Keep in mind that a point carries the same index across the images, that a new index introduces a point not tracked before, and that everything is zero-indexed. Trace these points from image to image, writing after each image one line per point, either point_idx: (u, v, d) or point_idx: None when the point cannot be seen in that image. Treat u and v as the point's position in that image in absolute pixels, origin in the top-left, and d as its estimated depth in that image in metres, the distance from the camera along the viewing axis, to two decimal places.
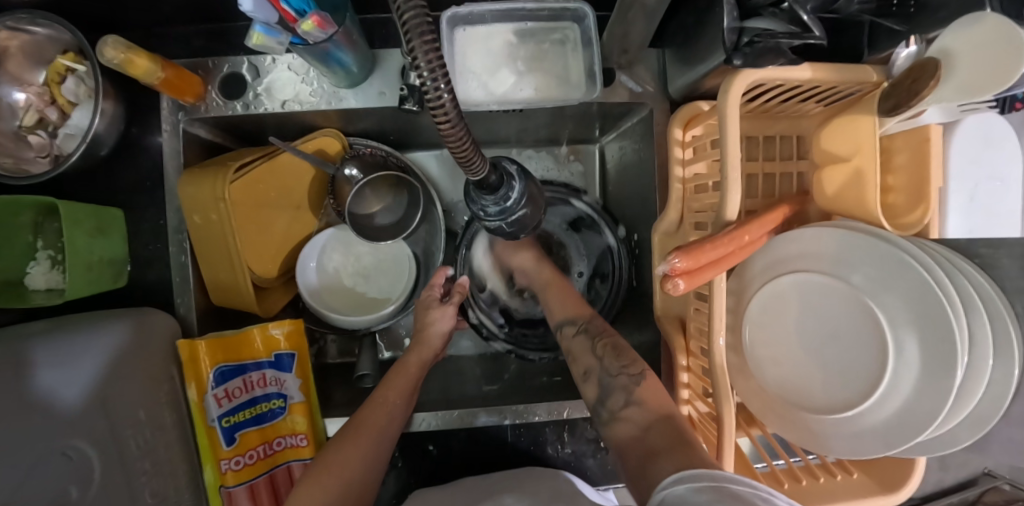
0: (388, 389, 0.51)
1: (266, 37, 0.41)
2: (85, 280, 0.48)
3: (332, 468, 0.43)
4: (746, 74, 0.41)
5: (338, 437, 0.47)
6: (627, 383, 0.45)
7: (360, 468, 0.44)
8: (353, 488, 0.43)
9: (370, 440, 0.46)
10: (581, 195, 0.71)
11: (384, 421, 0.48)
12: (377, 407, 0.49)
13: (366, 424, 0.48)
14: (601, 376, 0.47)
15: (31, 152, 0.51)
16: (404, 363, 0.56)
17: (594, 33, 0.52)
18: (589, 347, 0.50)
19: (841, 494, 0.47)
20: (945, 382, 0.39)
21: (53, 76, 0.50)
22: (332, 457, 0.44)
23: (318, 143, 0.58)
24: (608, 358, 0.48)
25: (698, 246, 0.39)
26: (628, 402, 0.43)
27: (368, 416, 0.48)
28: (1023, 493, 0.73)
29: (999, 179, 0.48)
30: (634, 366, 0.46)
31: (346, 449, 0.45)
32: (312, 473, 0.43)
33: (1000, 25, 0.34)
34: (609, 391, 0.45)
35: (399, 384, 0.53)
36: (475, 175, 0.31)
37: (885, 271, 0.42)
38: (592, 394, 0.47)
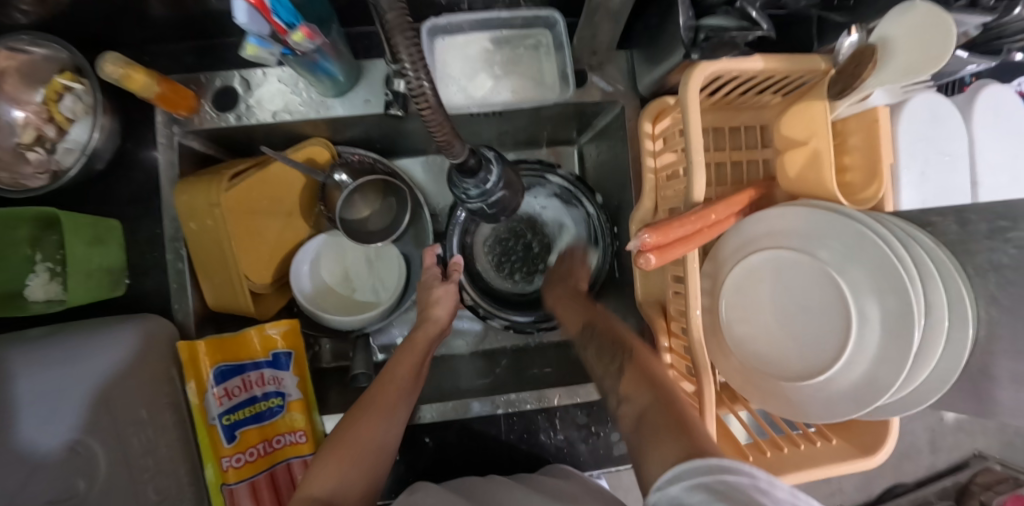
0: (395, 369, 0.53)
1: (259, 48, 0.43)
2: (84, 287, 0.49)
3: (347, 444, 0.45)
4: (703, 69, 0.44)
5: (349, 418, 0.48)
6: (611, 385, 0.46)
7: (376, 440, 0.46)
8: (369, 463, 0.44)
9: (383, 414, 0.48)
10: (556, 170, 0.71)
11: (393, 400, 0.50)
12: (386, 390, 0.51)
13: (377, 403, 0.49)
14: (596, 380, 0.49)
15: (30, 169, 0.53)
16: (413, 340, 0.58)
17: (565, 37, 0.56)
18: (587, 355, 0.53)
19: (822, 458, 0.49)
20: (906, 343, 0.41)
21: (51, 95, 0.53)
22: (348, 435, 0.46)
23: (308, 152, 0.60)
24: (595, 358, 0.51)
25: (666, 223, 0.42)
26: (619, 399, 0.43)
27: (379, 398, 0.50)
28: (1012, 472, 0.88)
29: (948, 155, 0.51)
30: (614, 361, 0.48)
31: (357, 427, 0.46)
32: (331, 450, 0.44)
33: (931, 11, 0.38)
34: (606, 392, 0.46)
35: (406, 363, 0.54)
36: (455, 158, 0.33)
37: (849, 243, 0.45)
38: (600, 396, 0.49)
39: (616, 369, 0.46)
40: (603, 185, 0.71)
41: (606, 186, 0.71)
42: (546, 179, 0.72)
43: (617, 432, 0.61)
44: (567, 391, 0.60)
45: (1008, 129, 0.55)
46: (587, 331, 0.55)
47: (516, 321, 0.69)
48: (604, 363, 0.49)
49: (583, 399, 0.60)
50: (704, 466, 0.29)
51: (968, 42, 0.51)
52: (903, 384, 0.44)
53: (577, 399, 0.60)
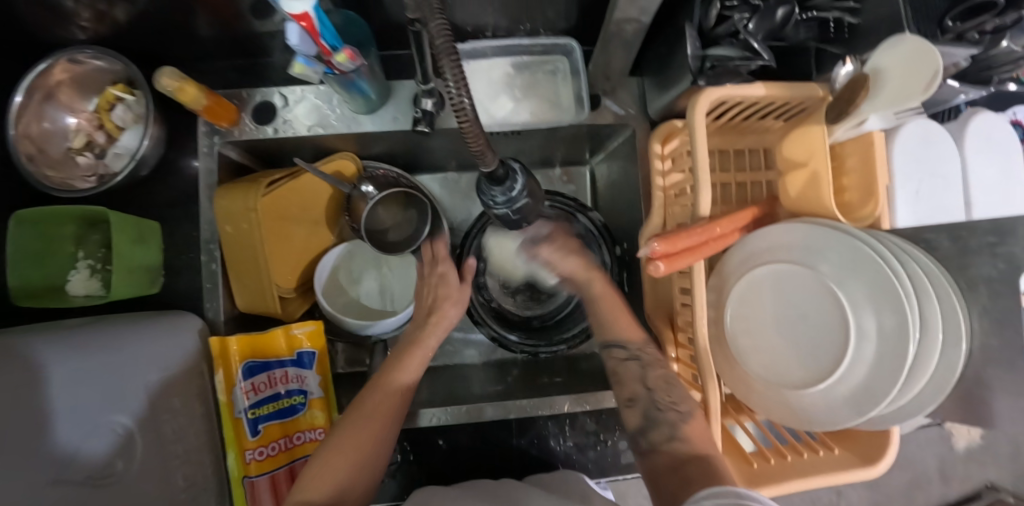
0: (399, 369, 0.54)
1: (306, 67, 0.48)
2: (125, 282, 0.53)
3: (348, 444, 0.45)
4: (709, 93, 0.48)
5: (349, 414, 0.49)
6: (675, 419, 0.46)
7: (376, 441, 0.47)
8: (367, 464, 0.45)
9: (385, 417, 0.49)
10: (587, 211, 0.72)
11: (396, 400, 0.51)
12: (389, 390, 0.51)
13: (380, 403, 0.49)
14: (648, 406, 0.48)
15: (79, 171, 0.57)
16: (421, 337, 0.58)
17: (581, 64, 0.60)
18: (640, 375, 0.51)
19: (824, 467, 0.51)
20: (902, 355, 0.43)
21: (104, 104, 0.58)
22: (349, 434, 0.46)
23: (337, 165, 0.64)
24: (659, 390, 0.49)
25: (674, 233, 0.45)
26: (673, 437, 0.45)
27: (381, 399, 0.50)
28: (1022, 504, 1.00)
29: (940, 177, 0.54)
30: (684, 403, 0.47)
31: (360, 427, 0.47)
32: (331, 449, 0.45)
33: (920, 45, 0.42)
34: (654, 423, 0.47)
35: (410, 363, 0.55)
36: (485, 167, 0.36)
37: (849, 258, 0.48)
38: (636, 419, 0.49)
39: (685, 407, 0.47)
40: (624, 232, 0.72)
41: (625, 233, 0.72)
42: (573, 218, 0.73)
43: (624, 440, 0.62)
44: (577, 400, 0.60)
45: (999, 155, 0.58)
46: (646, 351, 0.53)
47: (504, 336, 0.69)
48: (669, 395, 0.48)
49: (593, 406, 0.61)
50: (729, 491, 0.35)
51: (959, 72, 0.55)
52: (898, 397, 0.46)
53: (587, 407, 0.61)
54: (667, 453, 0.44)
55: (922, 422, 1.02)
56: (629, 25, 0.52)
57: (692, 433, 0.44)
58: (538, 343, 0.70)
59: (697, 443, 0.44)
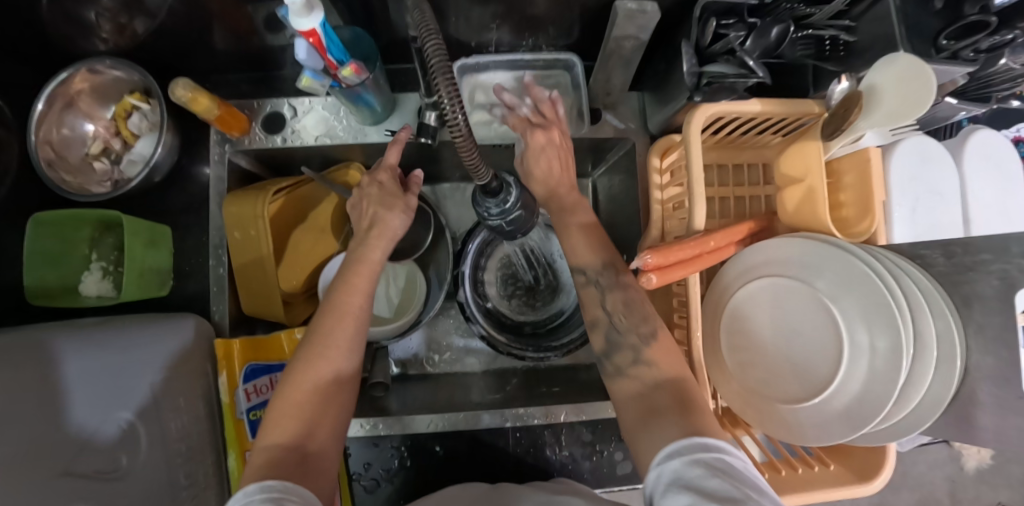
0: (347, 295, 0.47)
1: (313, 80, 0.50)
2: (136, 284, 0.55)
3: (304, 390, 0.42)
4: (705, 108, 0.50)
5: (301, 351, 0.44)
6: (637, 343, 0.44)
7: (338, 379, 0.43)
8: (331, 404, 0.42)
9: (342, 349, 0.44)
10: None
11: (354, 328, 0.46)
12: (344, 319, 0.45)
13: (335, 334, 0.44)
14: (609, 330, 0.46)
15: (96, 176, 0.59)
16: (363, 257, 0.49)
17: (582, 78, 0.61)
18: (600, 298, 0.48)
19: (819, 483, 0.51)
20: (893, 371, 0.44)
21: (121, 112, 0.59)
22: (304, 378, 0.42)
23: (344, 176, 0.65)
24: (619, 314, 0.46)
25: (667, 246, 0.46)
26: (636, 360, 0.44)
27: (336, 331, 0.44)
28: None
29: (937, 194, 0.55)
30: (646, 325, 0.45)
31: (314, 366, 0.42)
32: (287, 394, 0.41)
33: (910, 62, 0.43)
34: (615, 348, 0.45)
35: (358, 288, 0.47)
36: (478, 179, 0.37)
37: (845, 274, 0.48)
38: (597, 342, 0.47)
39: (647, 332, 0.45)
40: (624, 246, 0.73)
41: (625, 246, 0.73)
42: None
43: (621, 452, 0.62)
44: (574, 409, 0.61)
45: (998, 173, 0.58)
46: (607, 274, 0.47)
47: (494, 336, 0.70)
48: (629, 319, 0.45)
49: (589, 417, 0.61)
50: (694, 444, 0.34)
51: (958, 89, 0.56)
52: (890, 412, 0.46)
53: (583, 417, 0.61)
54: (631, 376, 0.43)
55: (928, 441, 1.01)
56: (628, 41, 0.53)
57: (657, 358, 0.43)
58: (524, 347, 0.70)
59: (664, 366, 0.43)
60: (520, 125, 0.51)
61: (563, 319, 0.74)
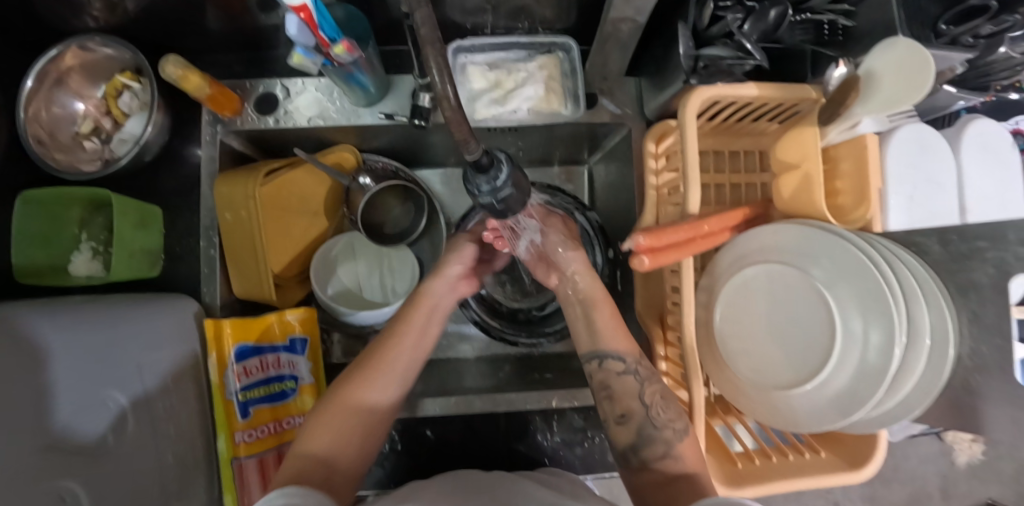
0: (405, 326, 0.51)
1: (304, 58, 0.49)
2: (125, 264, 0.54)
3: (348, 406, 0.44)
4: (700, 92, 0.49)
5: (354, 369, 0.48)
6: (670, 436, 0.44)
7: (381, 403, 0.46)
8: (367, 425, 0.44)
9: (392, 377, 0.47)
10: (586, 211, 0.71)
11: (405, 362, 0.49)
12: (399, 347, 0.49)
13: (388, 362, 0.48)
14: (643, 424, 0.45)
15: (85, 155, 0.58)
16: (420, 293, 0.54)
17: (579, 63, 0.60)
18: (637, 391, 0.47)
19: (810, 470, 0.51)
20: (885, 363, 0.43)
21: (112, 91, 0.59)
22: (352, 394, 0.45)
23: (336, 157, 0.64)
24: (656, 407, 0.46)
25: (660, 228, 0.46)
26: (667, 454, 0.44)
27: (388, 356, 0.48)
28: None
29: (935, 182, 0.54)
30: (680, 420, 0.45)
31: (363, 384, 0.46)
32: (330, 406, 0.44)
33: (907, 45, 0.43)
34: (647, 441, 0.45)
35: (414, 320, 0.51)
36: (469, 155, 0.35)
37: (840, 261, 0.48)
38: (625, 432, 0.46)
39: (682, 427, 0.45)
40: (620, 233, 0.72)
41: (621, 234, 0.72)
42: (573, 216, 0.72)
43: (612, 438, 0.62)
44: (565, 395, 0.61)
45: (997, 162, 0.58)
46: (643, 365, 0.48)
47: (489, 324, 0.71)
48: (666, 414, 0.45)
49: (581, 403, 0.61)
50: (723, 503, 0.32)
51: (957, 78, 0.55)
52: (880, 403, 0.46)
53: (575, 403, 0.61)
54: (659, 472, 0.43)
55: (919, 436, 1.02)
56: (625, 24, 0.52)
57: (685, 453, 0.44)
58: (518, 333, 0.71)
59: (690, 462, 0.43)
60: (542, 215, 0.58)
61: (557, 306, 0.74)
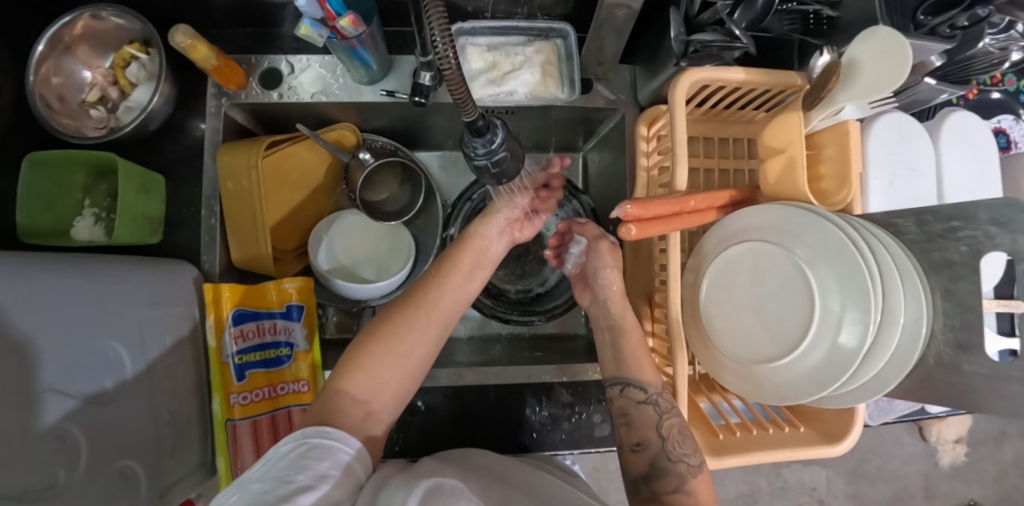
0: (449, 272, 0.52)
1: (312, 29, 0.50)
2: (128, 228, 0.55)
3: (392, 344, 0.45)
4: (689, 74, 0.51)
5: (397, 308, 0.49)
6: (684, 472, 0.46)
7: (423, 344, 0.47)
8: (407, 366, 0.46)
9: (431, 322, 0.48)
10: (580, 195, 0.73)
11: (447, 305, 0.50)
12: (440, 291, 0.50)
13: (430, 304, 0.49)
14: (658, 455, 0.47)
15: (90, 122, 0.60)
16: (466, 243, 0.56)
17: (575, 49, 0.62)
18: (656, 422, 0.49)
19: (787, 442, 0.53)
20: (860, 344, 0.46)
21: (120, 61, 0.61)
22: (395, 331, 0.46)
23: (338, 135, 0.65)
24: (672, 440, 0.48)
25: (648, 199, 0.48)
26: (679, 488, 0.45)
27: (429, 300, 0.49)
28: None
29: (912, 169, 0.56)
30: (696, 455, 0.47)
31: (407, 324, 0.47)
32: (374, 343, 0.45)
33: (890, 36, 0.45)
34: (659, 472, 0.46)
35: (457, 268, 0.53)
36: (466, 117, 0.36)
37: (823, 241, 0.50)
38: (638, 458, 0.48)
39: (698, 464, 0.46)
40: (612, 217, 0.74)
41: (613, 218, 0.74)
42: (568, 200, 0.74)
43: (599, 415, 0.64)
44: (555, 371, 0.63)
45: (974, 154, 0.60)
46: (663, 397, 0.50)
47: (481, 301, 0.71)
48: (682, 447, 0.47)
49: (570, 378, 0.63)
50: None
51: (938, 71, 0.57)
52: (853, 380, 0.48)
53: (564, 378, 0.63)
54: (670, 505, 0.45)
55: (901, 435, 1.04)
56: (620, 10, 0.54)
57: (699, 489, 0.45)
58: (509, 311, 0.72)
59: (702, 499, 0.45)
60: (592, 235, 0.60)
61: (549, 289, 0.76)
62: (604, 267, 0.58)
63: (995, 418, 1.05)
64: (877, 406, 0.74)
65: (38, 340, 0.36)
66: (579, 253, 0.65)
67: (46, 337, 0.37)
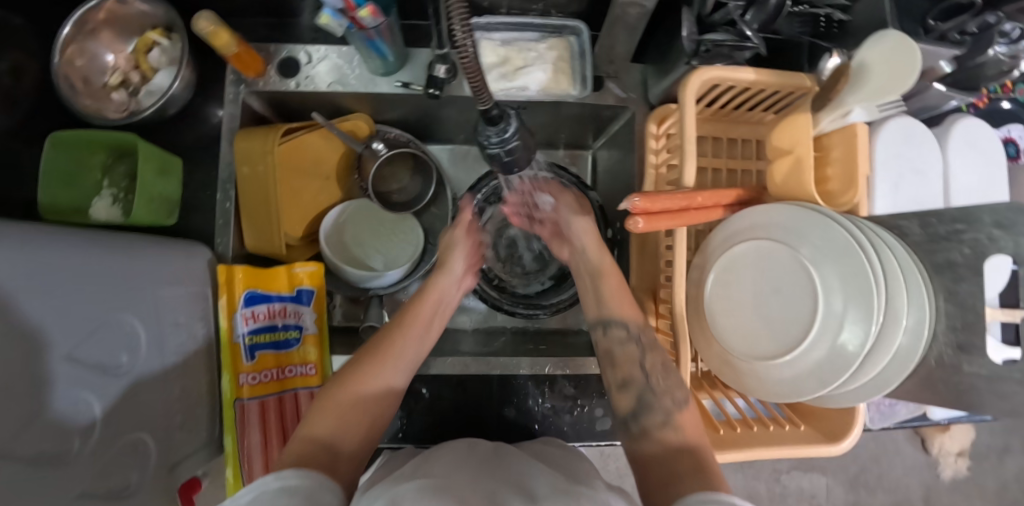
0: (409, 321, 0.54)
1: (332, 19, 0.53)
2: (145, 208, 0.56)
3: (356, 386, 0.45)
4: (700, 72, 0.52)
5: (359, 356, 0.49)
6: (669, 406, 0.45)
7: (386, 390, 0.47)
8: (371, 409, 0.44)
9: (395, 368, 0.48)
10: (589, 191, 0.74)
11: (409, 352, 0.51)
12: (402, 336, 0.51)
13: (394, 351, 0.50)
14: (643, 390, 0.47)
15: (113, 105, 0.61)
16: (424, 292, 0.58)
17: (588, 46, 0.63)
18: (638, 359, 0.50)
19: (788, 440, 0.54)
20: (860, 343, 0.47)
21: (142, 46, 0.62)
22: (358, 376, 0.46)
23: (352, 125, 0.67)
24: (656, 377, 0.48)
25: (656, 193, 0.48)
26: (666, 422, 0.44)
27: (391, 347, 0.50)
28: None
29: (919, 173, 0.57)
30: (680, 390, 0.46)
31: (370, 369, 0.47)
32: (338, 386, 0.45)
33: (901, 41, 0.46)
34: (647, 408, 0.46)
35: (419, 316, 0.55)
36: (482, 105, 0.37)
37: (828, 241, 0.50)
38: (626, 399, 0.48)
39: (682, 398, 0.46)
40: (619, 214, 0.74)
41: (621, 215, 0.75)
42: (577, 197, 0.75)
43: (600, 408, 0.64)
44: (559, 363, 0.64)
45: (981, 161, 0.60)
46: (645, 334, 0.52)
47: (487, 293, 0.73)
48: (666, 382, 0.47)
49: (573, 371, 0.64)
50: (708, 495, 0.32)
51: (949, 77, 0.57)
52: (854, 378, 0.48)
53: (568, 371, 0.64)
54: (657, 441, 0.43)
55: (902, 444, 1.04)
56: (632, 8, 0.55)
57: (686, 423, 0.44)
58: (514, 303, 0.73)
59: (690, 433, 0.43)
60: (554, 189, 0.68)
61: (555, 283, 0.77)
62: (573, 218, 0.64)
63: (998, 431, 1.05)
64: (879, 410, 0.74)
65: (61, 309, 0.38)
66: (547, 203, 0.67)
67: (67, 307, 0.38)
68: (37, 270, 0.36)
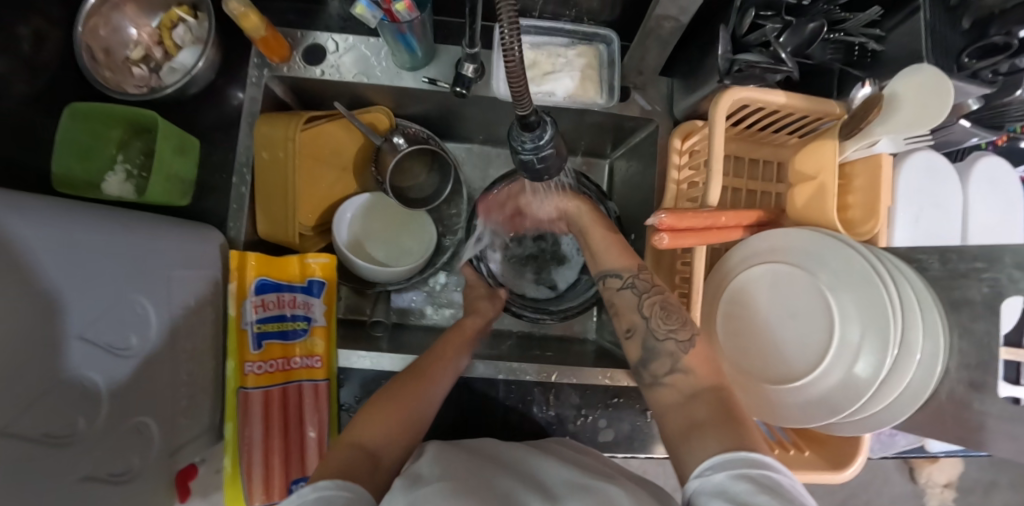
0: (447, 343, 0.58)
1: (367, 10, 0.50)
2: (161, 187, 0.55)
3: (402, 397, 0.47)
4: (733, 93, 0.51)
5: (401, 374, 0.51)
6: (674, 350, 0.45)
7: (426, 403, 0.48)
8: (413, 420, 0.46)
9: (435, 387, 0.50)
10: (608, 202, 0.74)
11: (444, 373, 0.53)
12: (440, 357, 0.55)
13: (431, 372, 0.52)
14: (646, 336, 0.47)
15: (133, 80, 0.61)
16: (462, 325, 0.63)
17: (618, 55, 0.63)
18: (636, 304, 0.50)
19: (791, 464, 0.54)
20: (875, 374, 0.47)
21: (167, 22, 0.61)
22: (403, 389, 0.48)
23: (372, 117, 0.66)
24: (656, 318, 0.48)
25: (682, 211, 0.48)
26: (674, 367, 0.45)
27: (429, 368, 0.53)
28: None
29: (938, 208, 0.57)
30: (683, 330, 0.46)
31: (411, 385, 0.49)
32: (385, 396, 0.47)
33: (936, 76, 0.45)
34: (654, 353, 0.46)
35: (454, 342, 0.59)
36: (521, 111, 0.36)
37: (846, 269, 0.50)
38: (635, 346, 0.48)
39: (685, 337, 0.46)
40: (635, 225, 0.74)
41: (636, 226, 0.74)
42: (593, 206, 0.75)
43: (604, 419, 0.64)
44: (566, 371, 0.64)
45: (998, 199, 0.61)
46: (640, 278, 0.52)
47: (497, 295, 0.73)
48: (667, 324, 0.47)
49: (579, 381, 0.64)
50: (736, 461, 0.34)
51: (973, 114, 0.57)
52: (863, 409, 0.48)
53: (574, 380, 0.64)
54: (668, 386, 0.44)
55: (891, 473, 1.04)
56: (667, 23, 0.55)
57: (693, 364, 0.44)
58: (522, 307, 0.74)
59: (700, 374, 0.44)
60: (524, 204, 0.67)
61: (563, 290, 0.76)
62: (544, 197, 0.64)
63: (984, 466, 1.06)
64: (878, 439, 0.74)
65: (75, 287, 0.37)
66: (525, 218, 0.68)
67: (80, 285, 0.37)
68: (50, 244, 0.35)
